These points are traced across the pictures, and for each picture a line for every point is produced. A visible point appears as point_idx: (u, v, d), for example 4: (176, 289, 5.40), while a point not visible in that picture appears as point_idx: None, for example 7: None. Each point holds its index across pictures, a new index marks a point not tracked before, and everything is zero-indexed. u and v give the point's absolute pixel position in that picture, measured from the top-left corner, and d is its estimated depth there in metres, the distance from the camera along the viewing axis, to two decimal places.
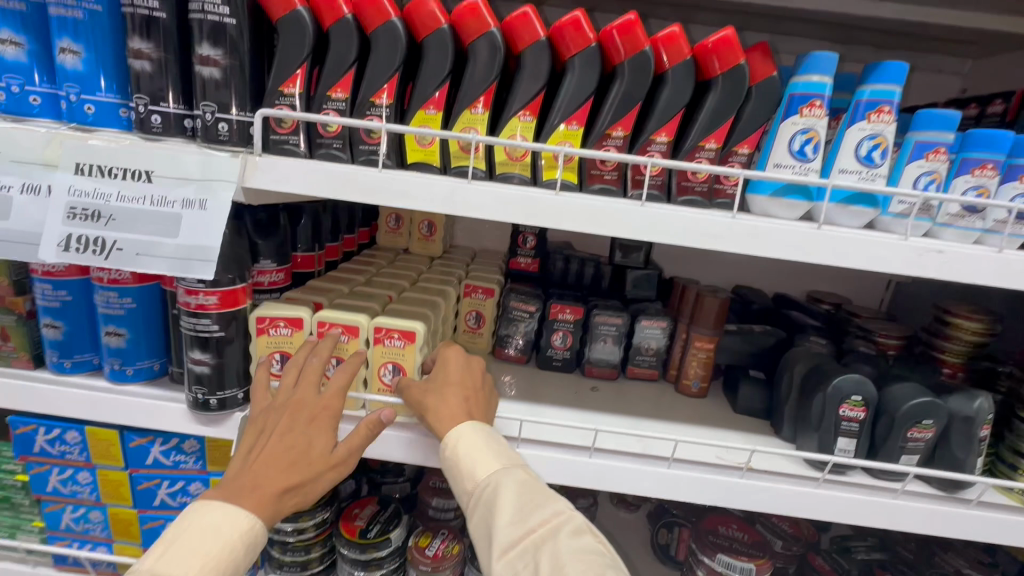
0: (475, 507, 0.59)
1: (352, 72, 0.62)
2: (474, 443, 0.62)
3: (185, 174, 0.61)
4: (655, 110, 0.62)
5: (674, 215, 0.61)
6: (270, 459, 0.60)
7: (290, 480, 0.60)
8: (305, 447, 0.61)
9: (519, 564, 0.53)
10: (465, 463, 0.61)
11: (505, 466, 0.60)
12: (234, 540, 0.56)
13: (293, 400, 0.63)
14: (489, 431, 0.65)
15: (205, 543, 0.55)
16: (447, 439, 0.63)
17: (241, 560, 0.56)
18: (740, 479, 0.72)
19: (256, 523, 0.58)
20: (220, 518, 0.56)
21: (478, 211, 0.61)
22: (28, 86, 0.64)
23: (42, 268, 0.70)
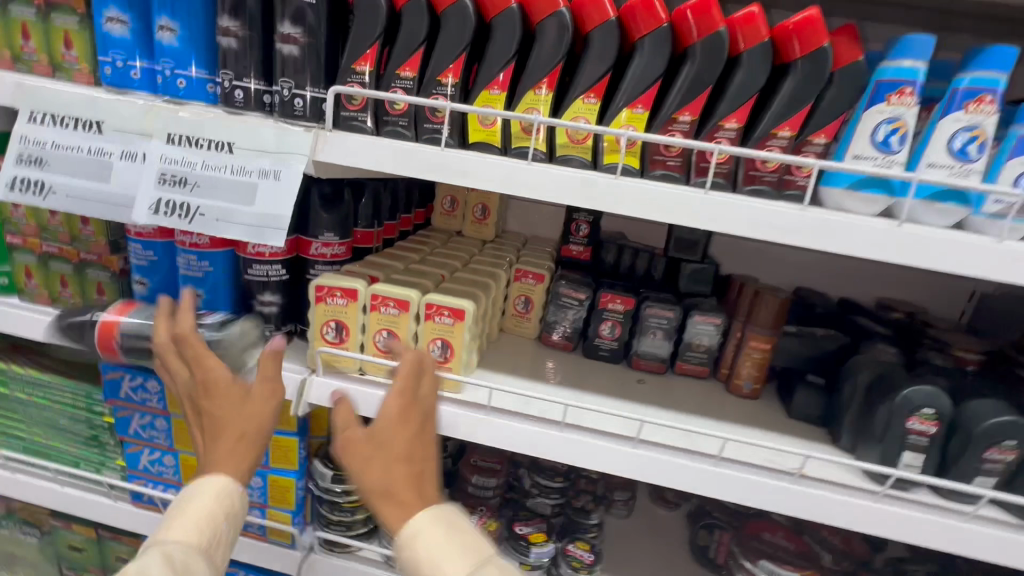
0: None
1: (421, 51, 0.64)
2: (432, 543, 0.53)
3: (262, 147, 0.64)
4: (724, 95, 0.59)
5: (739, 205, 0.59)
6: (216, 427, 0.62)
7: (236, 435, 0.62)
8: (245, 411, 0.62)
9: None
10: (428, 572, 0.52)
11: (473, 568, 0.52)
12: (214, 507, 0.60)
13: (206, 377, 0.63)
14: (449, 517, 0.56)
15: (189, 513, 0.59)
16: (402, 532, 0.54)
17: (227, 517, 0.61)
18: (790, 484, 0.69)
19: (229, 483, 0.62)
20: (199, 496, 0.60)
21: (537, 193, 0.62)
22: (130, 60, 0.69)
23: (134, 229, 0.77)
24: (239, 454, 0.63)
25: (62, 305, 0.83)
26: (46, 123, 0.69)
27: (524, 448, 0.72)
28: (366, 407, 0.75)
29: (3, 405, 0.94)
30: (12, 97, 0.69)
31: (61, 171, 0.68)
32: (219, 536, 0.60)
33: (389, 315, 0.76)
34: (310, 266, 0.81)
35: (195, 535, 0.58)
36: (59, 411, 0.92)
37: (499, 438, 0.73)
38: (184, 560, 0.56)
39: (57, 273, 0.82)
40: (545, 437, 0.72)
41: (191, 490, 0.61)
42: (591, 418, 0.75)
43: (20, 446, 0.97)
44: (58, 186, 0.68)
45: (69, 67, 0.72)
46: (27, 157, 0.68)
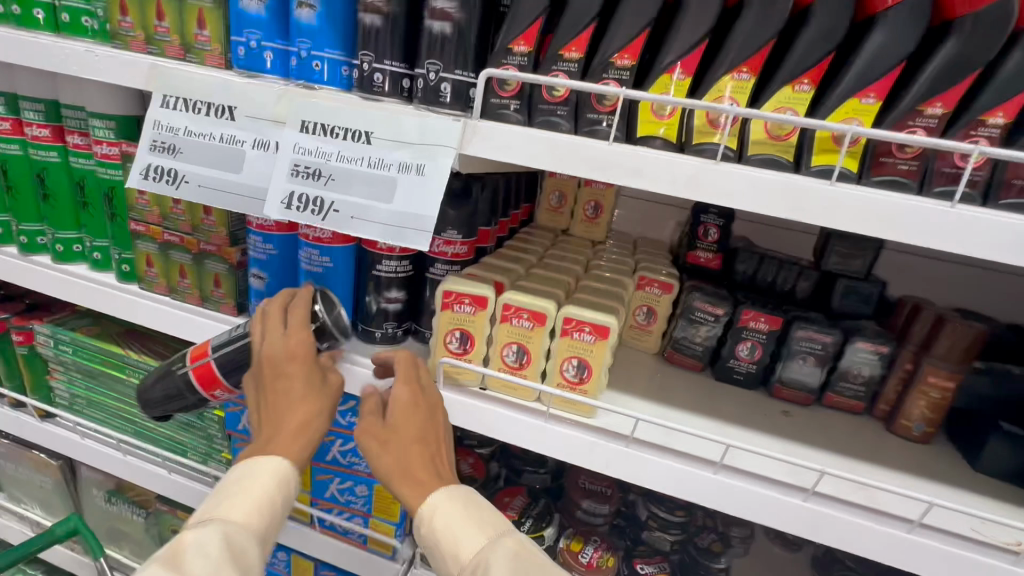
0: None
1: (591, 28, 0.55)
2: (447, 515, 0.55)
3: (404, 137, 0.58)
4: (990, 84, 0.46)
5: (1001, 224, 0.46)
6: (283, 402, 0.59)
7: (307, 413, 0.59)
8: (317, 387, 0.61)
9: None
10: (443, 541, 0.53)
11: (493, 538, 0.54)
12: (275, 491, 0.56)
13: (290, 345, 0.60)
14: (461, 495, 0.57)
15: (247, 491, 0.55)
16: (422, 512, 0.55)
17: (285, 501, 0.57)
18: (1014, 567, 0.56)
19: (290, 467, 0.57)
20: (258, 474, 0.56)
21: (727, 199, 0.52)
22: (264, 42, 0.65)
23: (257, 220, 0.73)
24: (299, 437, 0.59)
25: (180, 295, 0.81)
26: (179, 108, 0.65)
27: (668, 488, 0.64)
28: (488, 426, 0.69)
29: (118, 388, 0.95)
30: (145, 80, 0.66)
31: (193, 159, 0.65)
32: (273, 523, 0.56)
33: (520, 328, 0.68)
34: (431, 264, 0.76)
35: (254, 518, 0.54)
36: None
37: (641, 474, 0.65)
38: (243, 546, 0.51)
39: (177, 263, 0.80)
40: (697, 480, 0.63)
41: (248, 467, 0.57)
42: (751, 460, 0.64)
43: (132, 430, 0.97)
44: (190, 176, 0.65)
45: (201, 48, 0.69)
46: (161, 144, 0.66)
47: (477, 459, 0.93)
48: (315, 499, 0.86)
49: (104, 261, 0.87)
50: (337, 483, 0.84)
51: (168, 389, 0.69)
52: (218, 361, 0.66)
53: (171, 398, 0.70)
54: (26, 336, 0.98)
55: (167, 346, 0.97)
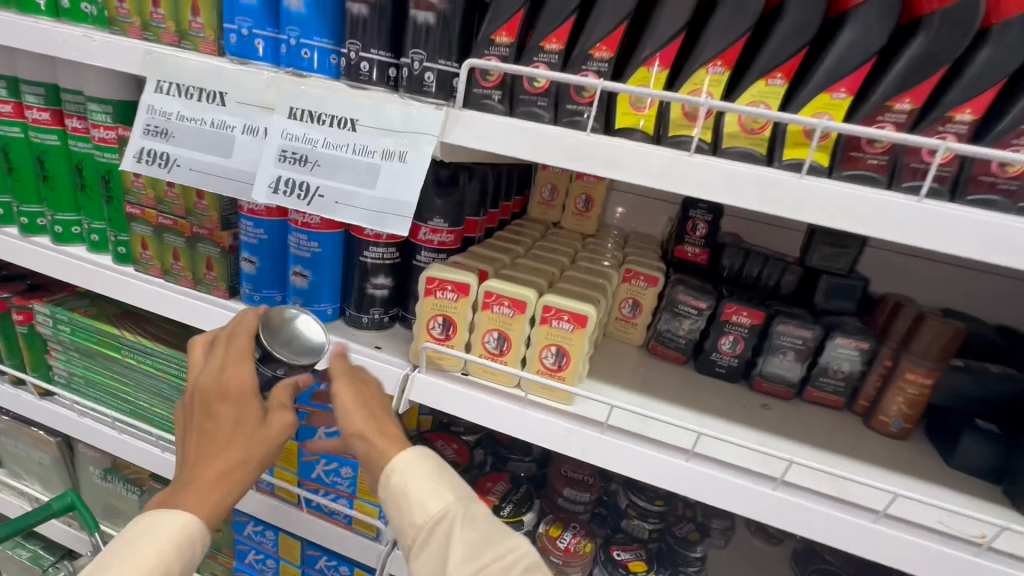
0: (423, 545, 0.52)
1: (571, 21, 0.56)
2: (420, 472, 0.54)
3: (387, 125, 0.59)
4: (959, 81, 0.47)
5: (963, 218, 0.47)
6: (206, 445, 0.53)
7: (228, 462, 0.52)
8: (248, 433, 0.53)
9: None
10: (414, 492, 0.53)
11: (463, 497, 0.54)
12: (172, 557, 0.49)
13: (224, 377, 0.54)
14: (435, 456, 0.57)
15: (134, 561, 0.48)
16: (393, 464, 0.54)
17: (180, 569, 0.50)
18: (976, 558, 0.57)
19: (195, 529, 0.51)
20: (154, 539, 0.49)
21: (698, 190, 0.53)
22: (255, 29, 0.66)
23: (248, 205, 0.75)
24: (215, 492, 0.52)
25: (174, 278, 0.83)
26: (172, 93, 0.67)
27: (641, 475, 0.65)
28: (468, 411, 0.70)
29: (114, 368, 0.97)
30: (140, 65, 0.68)
31: (185, 143, 0.66)
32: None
33: (501, 315, 0.70)
34: (418, 251, 0.77)
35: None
36: (165, 380, 0.93)
37: (614, 460, 0.66)
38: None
39: (171, 247, 0.82)
40: (669, 467, 0.64)
41: (145, 530, 0.50)
42: (724, 449, 0.66)
43: (126, 409, 1.00)
44: (182, 160, 0.66)
45: (195, 35, 0.70)
46: (154, 129, 0.68)
47: (462, 445, 0.92)
48: (302, 479, 0.88)
49: (102, 244, 0.89)
50: (323, 464, 0.85)
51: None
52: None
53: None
54: (26, 315, 1.01)
55: (162, 328, 0.99)
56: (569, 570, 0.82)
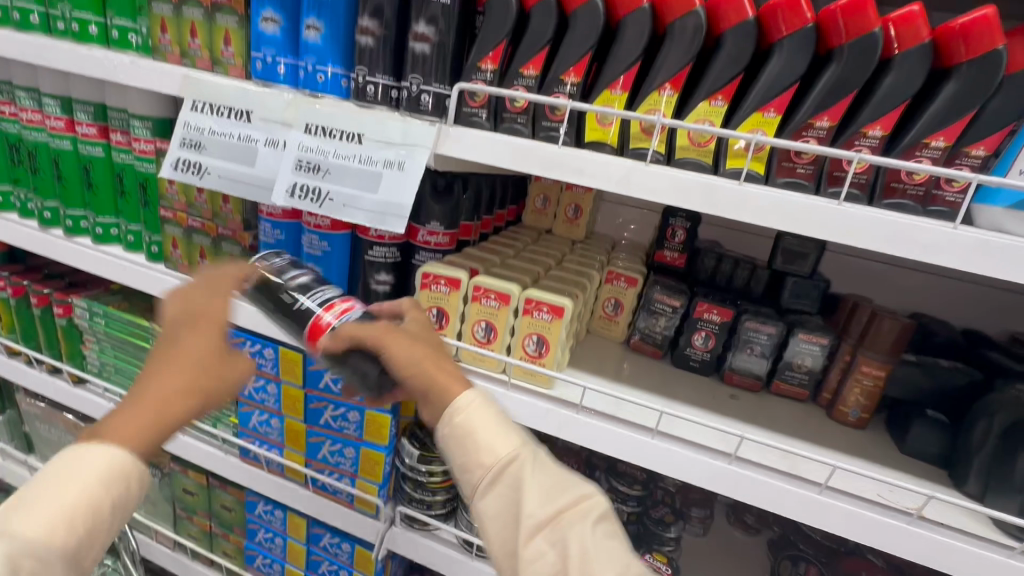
0: (492, 484, 0.56)
1: (545, 50, 0.65)
2: (487, 418, 0.58)
3: (389, 138, 0.68)
4: (870, 101, 0.55)
5: (877, 218, 0.55)
6: (153, 370, 0.51)
7: (168, 387, 0.50)
8: (193, 360, 0.52)
9: (548, 543, 0.53)
10: (481, 434, 0.57)
11: (527, 441, 0.59)
12: (99, 495, 0.46)
13: (190, 311, 0.55)
14: (497, 404, 0.61)
15: (52, 496, 0.45)
16: (461, 408, 0.58)
17: (110, 509, 0.47)
18: (908, 526, 0.63)
19: (129, 462, 0.47)
20: (79, 474, 0.46)
21: (652, 195, 0.61)
22: (278, 57, 0.76)
23: (267, 209, 0.85)
24: (154, 421, 0.49)
25: (200, 274, 0.94)
26: (205, 112, 0.77)
27: (612, 450, 0.73)
28: None
29: (142, 358, 1.07)
30: (178, 87, 0.78)
31: (215, 154, 0.76)
32: (93, 536, 0.47)
33: (488, 307, 0.78)
34: (417, 252, 0.87)
35: (61, 533, 0.45)
36: None
37: (587, 437, 0.73)
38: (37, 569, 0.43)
39: (198, 246, 0.92)
40: (637, 443, 0.72)
41: (68, 465, 0.46)
42: (687, 429, 0.74)
43: None
44: (213, 168, 0.76)
45: (226, 62, 0.81)
46: (188, 141, 0.78)
47: None
48: (310, 459, 0.96)
49: (136, 244, 1.00)
50: (329, 445, 0.94)
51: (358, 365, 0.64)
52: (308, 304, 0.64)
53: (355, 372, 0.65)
54: (65, 308, 1.11)
55: None
56: None
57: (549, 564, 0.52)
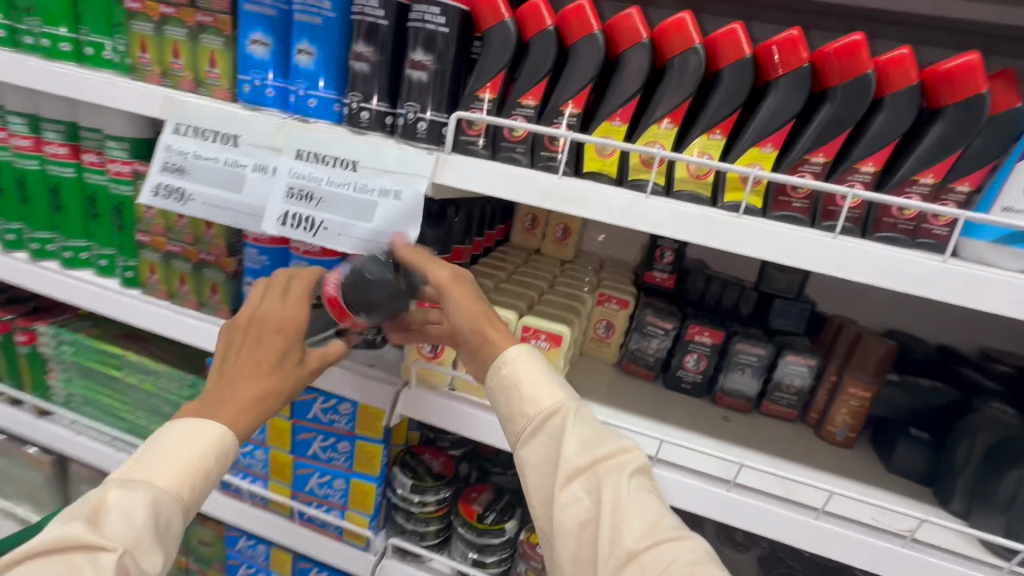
0: (535, 433, 0.59)
1: (544, 81, 0.65)
2: (533, 369, 0.62)
3: (384, 166, 0.67)
4: (862, 139, 0.57)
5: (871, 251, 0.56)
6: (246, 366, 0.57)
7: (265, 387, 0.56)
8: (284, 364, 0.58)
9: (583, 490, 0.55)
10: (526, 386, 0.61)
11: (571, 396, 0.61)
12: (215, 463, 0.53)
13: (273, 313, 0.59)
14: (544, 359, 0.64)
15: (177, 459, 0.51)
16: (509, 358, 0.62)
17: (220, 474, 0.54)
18: (902, 548, 0.65)
19: (233, 443, 0.54)
20: (199, 443, 0.52)
21: (653, 227, 0.61)
22: (266, 80, 0.74)
23: (253, 235, 0.82)
24: (251, 413, 0.56)
25: (180, 300, 0.90)
26: (189, 135, 0.74)
27: None
28: (453, 423, 0.77)
29: (115, 387, 1.02)
30: (160, 109, 0.75)
31: (200, 180, 0.74)
32: (205, 493, 0.53)
33: None
34: None
35: (188, 488, 0.51)
36: (165, 399, 0.98)
37: None
38: (170, 518, 0.50)
39: (177, 271, 0.88)
40: None
41: (190, 432, 0.53)
42: (685, 456, 0.75)
43: (125, 427, 1.03)
44: (197, 195, 0.74)
45: (210, 83, 0.78)
46: (171, 166, 0.75)
47: (448, 459, 0.97)
48: (296, 492, 0.93)
49: (109, 268, 0.95)
50: (317, 477, 0.91)
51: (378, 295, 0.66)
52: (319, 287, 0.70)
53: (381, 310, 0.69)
54: (29, 336, 1.05)
55: (163, 348, 1.04)
56: None
57: (584, 510, 0.54)
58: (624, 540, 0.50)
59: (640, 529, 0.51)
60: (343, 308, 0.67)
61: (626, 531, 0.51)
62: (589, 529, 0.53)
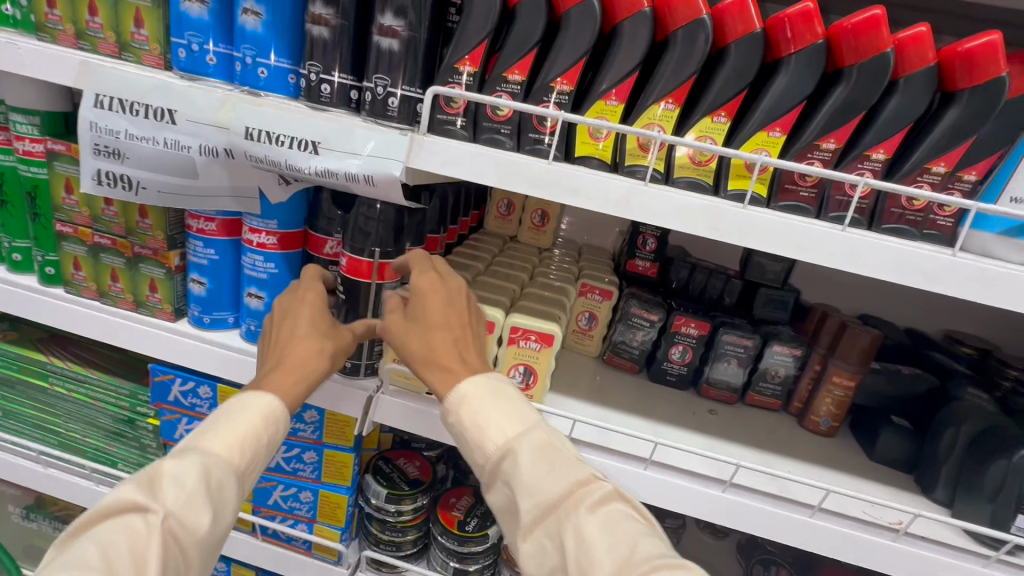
0: (490, 481, 0.53)
1: (533, 53, 0.58)
2: (478, 407, 0.55)
3: (352, 147, 0.58)
4: (875, 123, 0.54)
5: (880, 245, 0.53)
6: (286, 338, 0.61)
7: (307, 352, 0.60)
8: (316, 332, 0.62)
9: (547, 535, 0.48)
10: (471, 433, 0.54)
11: (521, 431, 0.53)
12: (261, 428, 0.54)
13: (301, 293, 0.64)
14: (498, 388, 0.56)
15: (231, 424, 0.52)
16: (449, 403, 0.56)
17: (269, 441, 0.54)
18: (893, 543, 0.66)
19: (278, 406, 0.56)
20: (244, 412, 0.53)
21: (654, 218, 0.56)
22: (206, 45, 0.64)
23: (197, 225, 0.72)
24: (297, 376, 0.59)
25: (111, 300, 0.78)
26: (114, 109, 0.63)
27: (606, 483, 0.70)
28: (433, 430, 0.71)
29: (40, 398, 0.90)
30: (75, 77, 0.63)
31: (143, 165, 0.65)
32: (256, 463, 0.53)
33: None
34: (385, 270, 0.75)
35: (236, 454, 0.51)
36: (102, 410, 0.87)
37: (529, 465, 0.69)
38: (222, 480, 0.49)
39: (108, 267, 0.77)
40: (629, 475, 0.70)
41: (236, 404, 0.54)
42: (678, 457, 0.73)
43: (53, 442, 0.91)
44: (147, 182, 0.66)
45: (138, 47, 0.67)
46: (104, 148, 0.65)
47: (425, 462, 0.92)
48: (257, 507, 0.84)
49: (26, 264, 0.83)
50: (280, 490, 0.83)
51: (386, 222, 0.65)
52: (340, 276, 0.69)
53: (402, 237, 0.68)
54: None
55: (96, 352, 0.92)
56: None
57: (551, 557, 0.47)
58: None
59: (613, 569, 0.44)
60: (372, 266, 0.67)
61: (598, 574, 0.44)
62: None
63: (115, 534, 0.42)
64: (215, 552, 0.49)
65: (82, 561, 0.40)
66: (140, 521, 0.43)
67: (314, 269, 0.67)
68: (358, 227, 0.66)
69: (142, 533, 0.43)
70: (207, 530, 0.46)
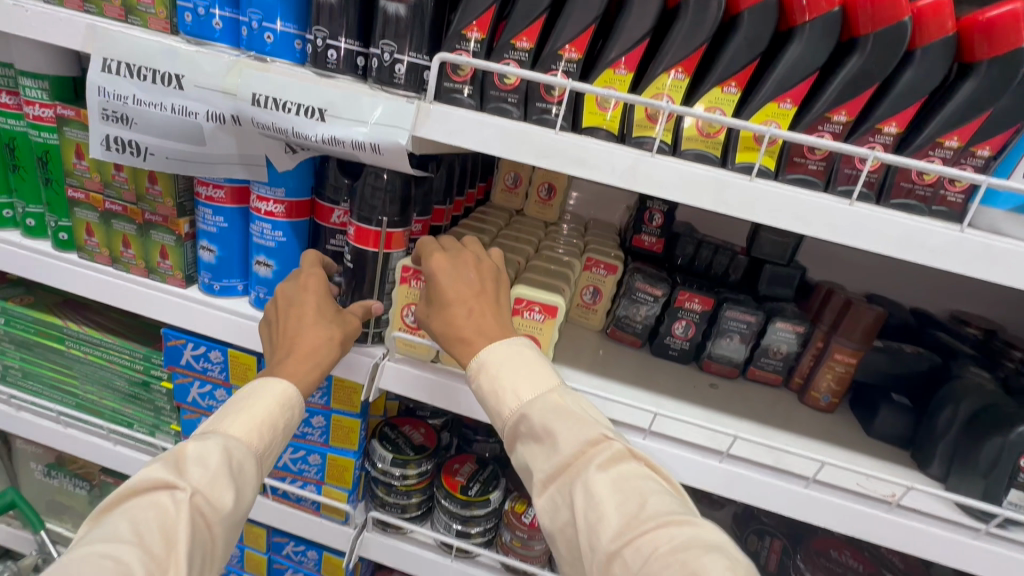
0: (511, 441, 0.56)
1: (542, 19, 0.57)
2: (495, 373, 0.57)
3: (359, 115, 0.58)
4: (890, 94, 0.53)
5: (886, 220, 0.53)
6: (293, 327, 0.63)
7: (317, 339, 0.62)
8: (324, 319, 0.64)
9: (560, 494, 0.51)
10: (490, 398, 0.57)
11: (536, 394, 0.55)
12: (277, 413, 0.57)
13: (305, 281, 0.65)
14: (515, 351, 0.58)
15: (249, 409, 0.56)
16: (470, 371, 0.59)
17: (285, 425, 0.58)
18: (886, 514, 0.67)
19: (293, 391, 0.59)
20: (260, 397, 0.57)
21: (659, 189, 0.56)
22: (212, 9, 0.63)
23: (206, 193, 0.72)
24: (309, 363, 0.61)
25: (124, 266, 0.80)
26: (122, 74, 0.63)
27: None
28: (436, 397, 0.72)
29: (57, 360, 0.93)
30: (82, 40, 0.63)
31: (151, 131, 0.65)
32: (273, 445, 0.57)
33: None
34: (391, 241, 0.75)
35: (254, 437, 0.55)
36: (117, 373, 0.90)
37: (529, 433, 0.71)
38: (242, 461, 0.53)
39: (119, 233, 0.78)
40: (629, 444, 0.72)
41: (251, 390, 0.58)
42: (677, 428, 0.74)
43: (71, 402, 0.94)
44: (155, 148, 0.66)
45: (144, 10, 0.66)
46: (112, 113, 0.65)
47: (429, 429, 0.94)
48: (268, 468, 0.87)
49: (39, 229, 0.84)
50: (290, 453, 0.85)
51: (392, 192, 0.65)
52: (348, 245, 0.69)
53: (408, 209, 0.68)
54: None
55: (109, 317, 0.94)
56: (534, 543, 0.88)
57: (562, 513, 0.50)
58: (600, 541, 0.46)
59: (618, 525, 0.46)
60: (380, 235, 0.67)
61: (603, 529, 0.46)
62: (568, 531, 0.49)
63: (146, 509, 0.46)
64: (239, 528, 0.53)
65: (116, 535, 0.43)
66: (168, 498, 0.47)
67: (314, 254, 0.69)
68: (365, 196, 0.66)
69: (171, 508, 0.46)
70: (232, 507, 0.50)
